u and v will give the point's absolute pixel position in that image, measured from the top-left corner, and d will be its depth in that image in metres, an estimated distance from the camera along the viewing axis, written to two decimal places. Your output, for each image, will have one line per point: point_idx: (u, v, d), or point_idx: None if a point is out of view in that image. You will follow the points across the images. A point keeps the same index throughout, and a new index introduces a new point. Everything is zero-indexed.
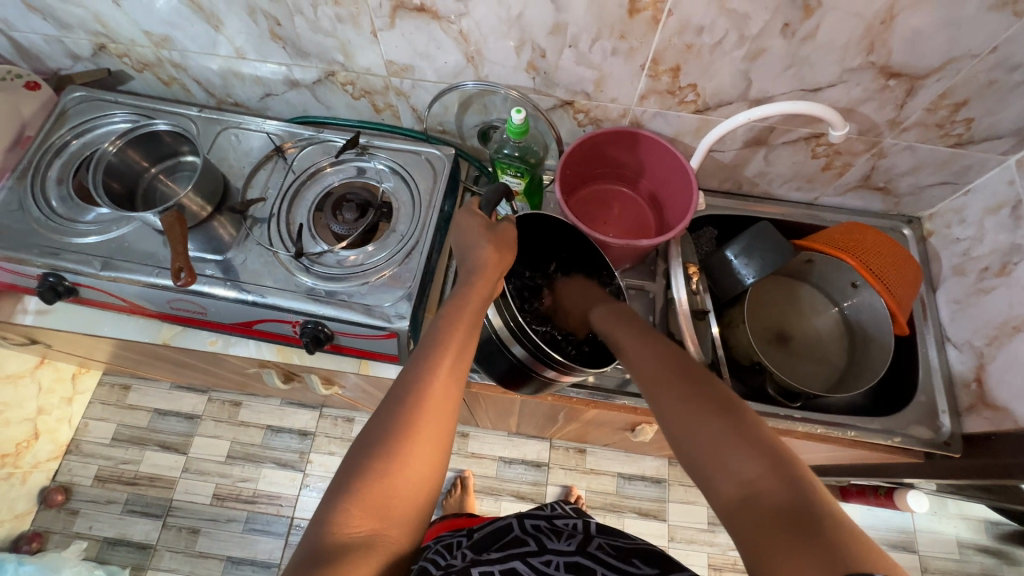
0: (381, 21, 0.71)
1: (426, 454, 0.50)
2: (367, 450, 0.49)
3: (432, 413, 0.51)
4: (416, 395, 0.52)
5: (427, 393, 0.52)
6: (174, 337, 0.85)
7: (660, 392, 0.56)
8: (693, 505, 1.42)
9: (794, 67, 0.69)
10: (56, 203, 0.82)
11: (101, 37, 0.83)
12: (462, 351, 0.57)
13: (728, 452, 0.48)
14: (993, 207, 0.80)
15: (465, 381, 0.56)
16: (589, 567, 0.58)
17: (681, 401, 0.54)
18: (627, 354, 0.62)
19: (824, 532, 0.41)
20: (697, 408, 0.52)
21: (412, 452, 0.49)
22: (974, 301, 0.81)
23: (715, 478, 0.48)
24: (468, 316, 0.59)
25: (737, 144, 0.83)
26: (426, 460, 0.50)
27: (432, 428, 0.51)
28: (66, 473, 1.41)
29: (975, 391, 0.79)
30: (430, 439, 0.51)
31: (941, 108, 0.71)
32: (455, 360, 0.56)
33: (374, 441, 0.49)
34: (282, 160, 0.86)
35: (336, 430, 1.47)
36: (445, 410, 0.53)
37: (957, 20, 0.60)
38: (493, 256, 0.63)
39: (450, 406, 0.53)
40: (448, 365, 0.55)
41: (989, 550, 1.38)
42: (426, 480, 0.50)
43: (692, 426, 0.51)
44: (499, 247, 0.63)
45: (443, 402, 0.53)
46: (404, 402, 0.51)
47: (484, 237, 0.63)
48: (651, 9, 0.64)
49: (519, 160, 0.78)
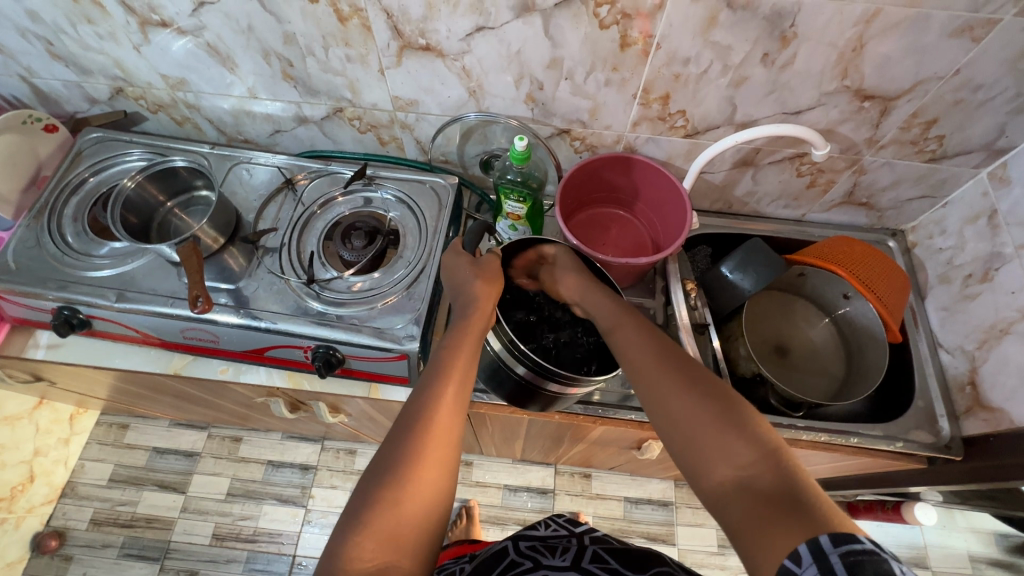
0: (388, 60, 0.76)
1: (433, 481, 0.51)
2: (377, 479, 0.50)
3: (439, 442, 0.52)
4: (422, 423, 0.53)
5: (431, 420, 0.53)
6: (186, 366, 0.86)
7: (652, 376, 0.55)
8: (701, 527, 1.41)
9: (776, 92, 0.74)
10: (71, 239, 0.84)
11: (119, 81, 0.88)
12: (465, 376, 0.58)
13: (723, 437, 0.48)
14: (970, 218, 0.84)
15: (467, 408, 0.57)
16: None
17: (678, 391, 0.52)
18: (619, 338, 0.61)
19: (816, 514, 0.42)
20: (693, 397, 0.51)
21: (421, 476, 0.50)
22: (961, 306, 0.85)
23: (713, 470, 0.48)
24: (468, 346, 0.61)
25: (726, 166, 0.88)
26: (436, 486, 0.51)
27: (440, 456, 0.52)
28: (60, 517, 1.37)
29: (971, 393, 0.81)
30: (439, 466, 0.52)
31: (914, 126, 0.76)
32: (459, 384, 0.57)
33: (384, 470, 0.50)
34: (292, 192, 0.89)
35: (338, 463, 1.46)
36: (451, 435, 0.54)
37: (921, 47, 0.66)
38: (485, 289, 0.66)
39: (455, 433, 0.54)
40: (451, 392, 0.56)
41: (1001, 563, 1.40)
42: (436, 506, 0.51)
43: (687, 417, 0.51)
44: (487, 280, 0.67)
45: (446, 430, 0.54)
46: (411, 429, 0.52)
47: (472, 273, 0.67)
48: (641, 43, 0.69)
49: (522, 185, 0.83)
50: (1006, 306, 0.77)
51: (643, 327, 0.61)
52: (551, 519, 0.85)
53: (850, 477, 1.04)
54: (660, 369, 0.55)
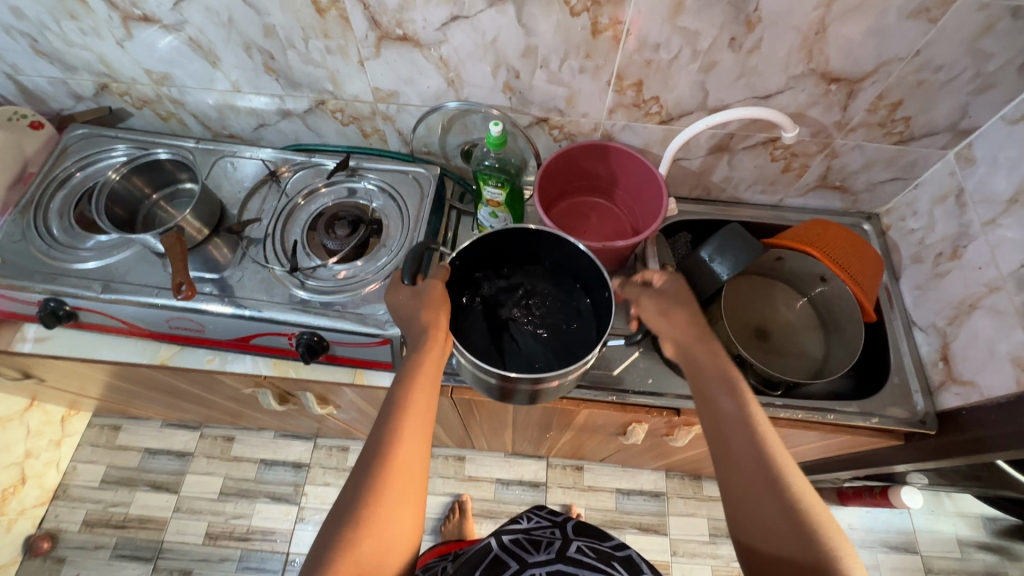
0: (367, 51, 0.78)
1: (398, 519, 0.53)
2: (341, 523, 0.52)
3: (400, 478, 0.55)
4: (383, 459, 0.55)
5: (392, 458, 0.55)
6: (172, 356, 0.87)
7: (731, 450, 0.55)
8: (693, 517, 1.42)
9: (744, 76, 0.76)
10: (57, 232, 0.85)
11: (103, 76, 0.89)
12: (425, 409, 0.60)
13: (785, 529, 0.50)
14: (940, 198, 0.86)
15: (426, 441, 0.59)
16: (570, 571, 0.65)
17: (755, 479, 0.53)
18: (705, 396, 0.60)
19: None
20: (766, 486, 0.52)
21: (384, 516, 0.53)
22: (933, 284, 0.87)
23: (760, 556, 0.51)
24: (426, 375, 0.62)
25: (702, 151, 0.90)
26: (400, 524, 0.53)
27: (404, 493, 0.55)
28: (53, 519, 1.38)
29: (943, 368, 0.83)
30: (401, 501, 0.54)
31: (881, 108, 0.78)
32: (418, 418, 0.59)
33: (348, 512, 0.52)
34: (276, 183, 0.91)
35: (330, 461, 1.46)
36: (411, 470, 0.56)
37: (882, 28, 0.68)
38: (434, 315, 0.65)
39: (416, 466, 0.57)
40: (410, 427, 0.58)
41: (990, 546, 1.42)
42: (402, 541, 0.53)
43: (761, 501, 0.52)
44: (433, 307, 0.65)
45: (408, 465, 0.56)
46: (373, 469, 0.54)
47: (416, 306, 0.65)
48: (612, 29, 0.71)
49: (499, 170, 0.85)
50: (975, 282, 0.79)
51: (729, 386, 0.59)
52: (532, 512, 0.86)
53: (832, 459, 1.06)
54: (739, 445, 0.55)
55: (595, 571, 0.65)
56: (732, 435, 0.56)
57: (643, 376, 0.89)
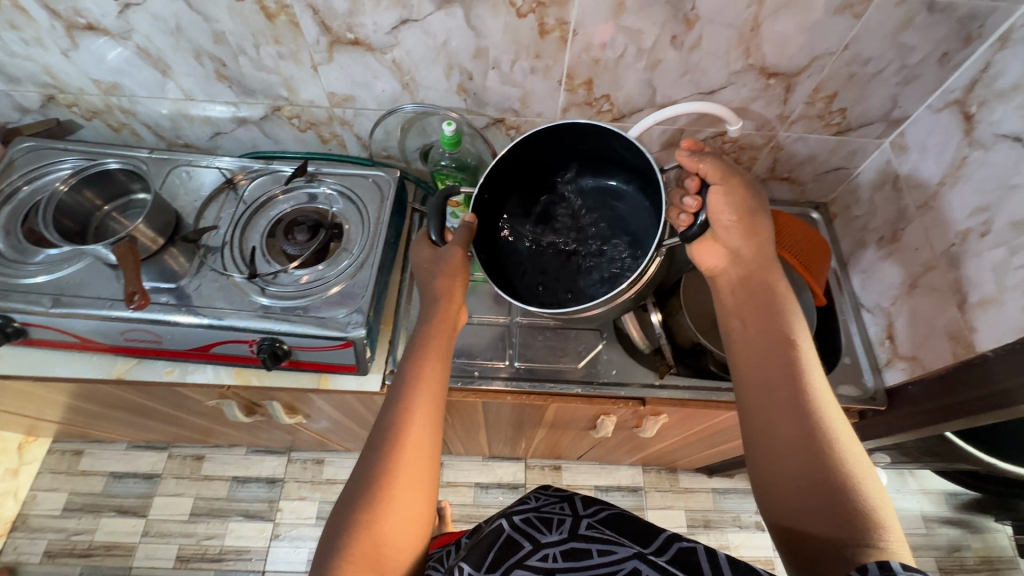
0: (320, 56, 0.78)
1: (408, 497, 0.52)
2: (351, 505, 0.51)
3: (410, 450, 0.54)
4: (394, 432, 0.55)
5: (405, 430, 0.55)
6: (129, 370, 0.85)
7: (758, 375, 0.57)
8: (670, 509, 1.45)
9: (688, 73, 0.79)
10: (4, 247, 0.83)
11: (49, 88, 0.87)
12: (436, 383, 0.60)
13: (797, 452, 0.50)
14: (879, 184, 0.91)
15: (439, 416, 0.59)
16: (585, 549, 0.53)
17: (779, 402, 0.54)
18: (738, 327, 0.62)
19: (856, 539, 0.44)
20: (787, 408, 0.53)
21: (394, 493, 0.52)
22: (876, 267, 0.91)
23: (771, 483, 0.52)
24: (437, 350, 0.63)
25: (655, 147, 0.93)
26: (408, 503, 0.52)
27: (412, 467, 0.54)
28: (12, 552, 1.32)
29: (890, 346, 0.87)
30: (412, 477, 0.53)
31: (818, 100, 0.82)
32: (432, 391, 0.60)
33: (359, 493, 0.52)
34: (234, 192, 0.90)
35: (305, 474, 1.44)
36: (423, 444, 0.56)
37: (811, 24, 0.71)
38: (445, 286, 0.68)
39: (427, 440, 0.56)
40: (421, 400, 0.58)
41: (953, 521, 1.48)
42: (416, 521, 0.52)
43: (781, 422, 0.53)
44: (449, 275, 0.68)
45: (418, 435, 0.55)
46: (384, 442, 0.55)
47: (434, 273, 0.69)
48: (558, 30, 0.73)
49: (457, 169, 0.91)
50: (912, 262, 0.83)
51: (768, 317, 0.60)
52: (540, 491, 0.69)
53: None
54: (772, 371, 0.56)
55: (607, 542, 0.53)
56: (770, 372, 0.56)
57: (608, 367, 0.91)
